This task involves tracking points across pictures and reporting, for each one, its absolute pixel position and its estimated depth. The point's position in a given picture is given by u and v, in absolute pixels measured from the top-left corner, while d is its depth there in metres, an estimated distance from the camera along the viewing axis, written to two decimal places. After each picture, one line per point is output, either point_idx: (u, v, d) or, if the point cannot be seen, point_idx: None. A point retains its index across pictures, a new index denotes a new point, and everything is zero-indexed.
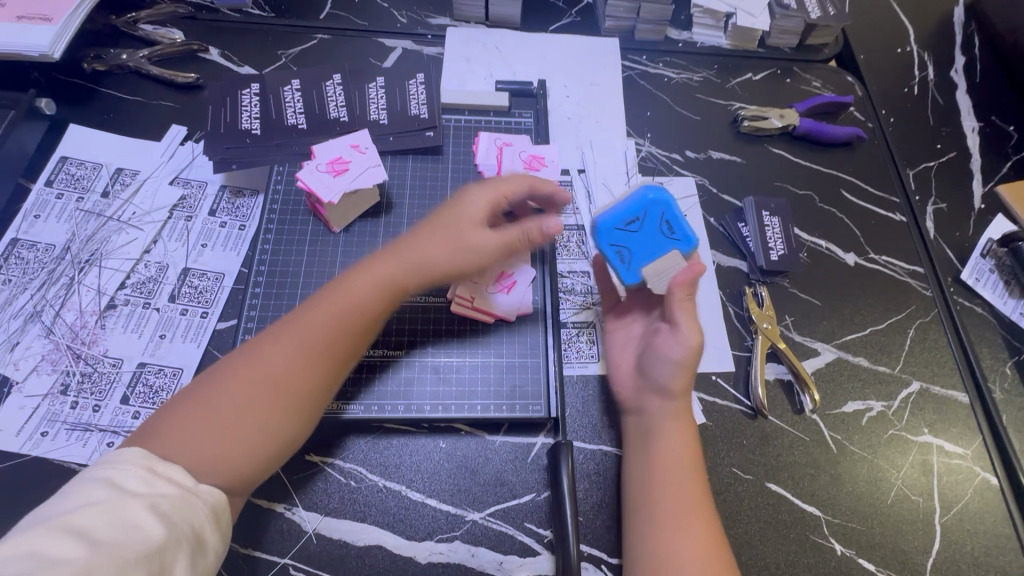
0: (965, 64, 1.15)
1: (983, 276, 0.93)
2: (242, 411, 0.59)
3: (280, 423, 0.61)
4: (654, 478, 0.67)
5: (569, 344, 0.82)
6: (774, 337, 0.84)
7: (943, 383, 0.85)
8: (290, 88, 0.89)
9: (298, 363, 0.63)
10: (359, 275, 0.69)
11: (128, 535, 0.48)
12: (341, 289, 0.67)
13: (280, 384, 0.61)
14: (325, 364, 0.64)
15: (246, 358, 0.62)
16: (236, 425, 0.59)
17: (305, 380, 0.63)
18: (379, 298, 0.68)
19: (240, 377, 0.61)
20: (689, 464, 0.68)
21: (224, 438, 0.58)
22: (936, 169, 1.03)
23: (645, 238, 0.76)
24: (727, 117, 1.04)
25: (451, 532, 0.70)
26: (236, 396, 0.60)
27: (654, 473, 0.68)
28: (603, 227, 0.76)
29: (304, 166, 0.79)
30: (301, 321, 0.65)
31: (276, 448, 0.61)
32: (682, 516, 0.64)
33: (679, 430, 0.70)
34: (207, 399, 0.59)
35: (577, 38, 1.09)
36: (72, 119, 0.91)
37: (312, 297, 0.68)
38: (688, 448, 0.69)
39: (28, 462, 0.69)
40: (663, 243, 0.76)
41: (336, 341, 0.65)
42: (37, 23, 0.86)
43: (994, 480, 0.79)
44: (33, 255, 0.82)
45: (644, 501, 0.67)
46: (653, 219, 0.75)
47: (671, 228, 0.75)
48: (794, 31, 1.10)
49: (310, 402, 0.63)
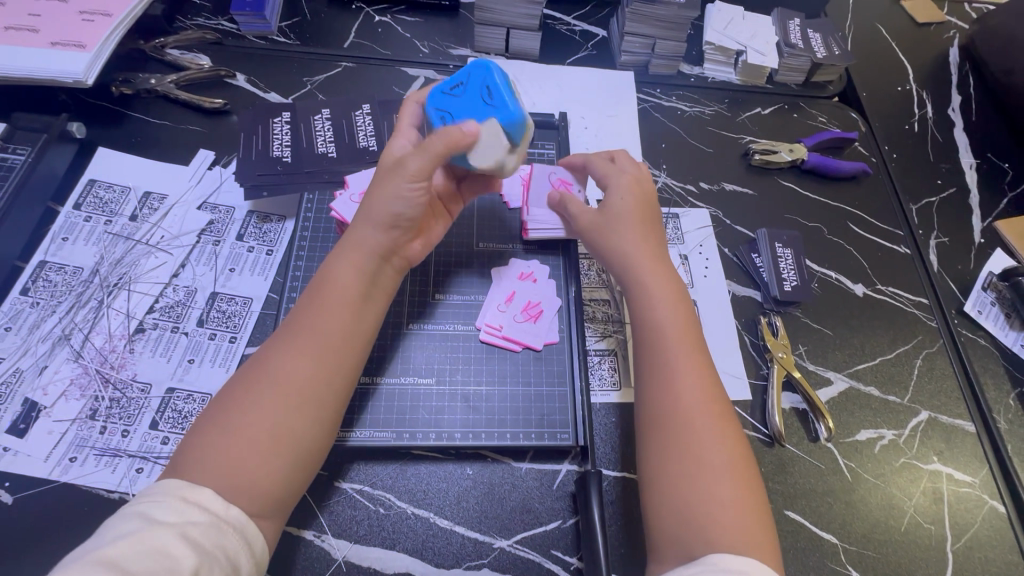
0: (961, 104, 1.20)
1: (985, 309, 0.97)
2: (252, 419, 0.61)
3: (299, 427, 0.63)
4: (649, 327, 0.71)
5: (592, 371, 0.84)
6: (789, 366, 0.86)
7: (950, 412, 0.88)
8: (321, 118, 0.93)
9: (296, 361, 0.65)
10: (340, 258, 0.71)
11: (160, 563, 0.49)
12: (330, 280, 0.70)
13: (281, 386, 0.63)
14: (326, 358, 0.66)
15: (255, 371, 0.64)
16: (247, 432, 0.60)
17: (304, 377, 0.64)
18: (350, 263, 0.71)
19: (254, 390, 0.63)
20: (677, 310, 0.72)
21: (247, 452, 0.59)
22: (938, 204, 1.07)
23: (467, 101, 0.73)
24: (739, 150, 1.08)
25: (479, 560, 0.71)
26: (244, 405, 0.62)
27: (647, 323, 0.72)
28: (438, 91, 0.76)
29: (339, 197, 0.84)
30: (299, 321, 0.68)
31: (294, 454, 0.62)
32: (680, 357, 0.68)
33: (665, 274, 0.75)
34: (222, 418, 0.61)
35: (593, 70, 1.13)
36: (101, 143, 0.93)
37: (304, 294, 0.71)
38: (675, 290, 0.74)
39: (56, 489, 0.69)
40: (481, 107, 0.72)
41: (331, 329, 0.67)
42: (72, 50, 0.87)
43: (1001, 507, 0.82)
44: (60, 278, 0.82)
45: (644, 349, 0.71)
46: (477, 83, 0.73)
47: (492, 96, 0.72)
48: (801, 68, 1.15)
49: (316, 394, 0.64)
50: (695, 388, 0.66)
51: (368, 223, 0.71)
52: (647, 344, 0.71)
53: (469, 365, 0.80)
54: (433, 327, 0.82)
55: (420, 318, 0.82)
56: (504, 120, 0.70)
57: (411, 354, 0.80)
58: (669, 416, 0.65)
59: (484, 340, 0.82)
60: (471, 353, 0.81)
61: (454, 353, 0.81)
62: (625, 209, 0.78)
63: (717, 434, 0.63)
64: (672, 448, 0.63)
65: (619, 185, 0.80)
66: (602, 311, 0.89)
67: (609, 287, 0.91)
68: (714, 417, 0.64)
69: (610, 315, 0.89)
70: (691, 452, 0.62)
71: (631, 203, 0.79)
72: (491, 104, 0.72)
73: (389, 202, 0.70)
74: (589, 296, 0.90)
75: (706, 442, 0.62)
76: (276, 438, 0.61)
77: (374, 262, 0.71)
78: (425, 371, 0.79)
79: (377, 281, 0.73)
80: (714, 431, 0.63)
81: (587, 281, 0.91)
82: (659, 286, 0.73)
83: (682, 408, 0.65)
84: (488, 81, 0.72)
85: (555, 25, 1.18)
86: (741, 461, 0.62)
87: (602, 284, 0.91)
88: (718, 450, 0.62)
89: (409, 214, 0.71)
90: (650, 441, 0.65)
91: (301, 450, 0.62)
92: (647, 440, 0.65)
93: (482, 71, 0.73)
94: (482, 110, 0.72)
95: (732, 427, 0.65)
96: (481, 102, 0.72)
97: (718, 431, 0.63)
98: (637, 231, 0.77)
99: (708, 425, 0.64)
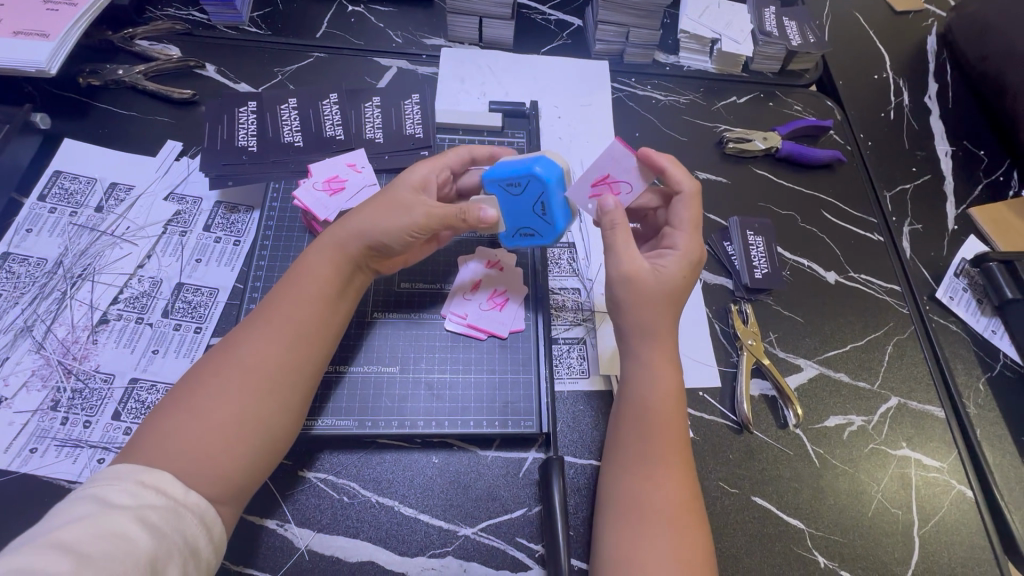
0: (938, 91, 1.20)
1: (957, 295, 0.97)
2: (218, 404, 0.59)
3: (267, 411, 0.61)
4: (635, 419, 0.68)
5: (559, 360, 0.84)
6: (759, 353, 0.86)
7: (920, 398, 0.88)
8: (287, 107, 0.92)
9: (266, 346, 0.64)
10: (302, 296, 0.68)
11: (116, 545, 0.48)
12: (306, 275, 0.69)
13: (250, 370, 0.62)
14: (298, 345, 0.65)
15: (223, 355, 0.63)
16: (213, 415, 0.59)
17: (272, 360, 0.63)
18: (329, 262, 0.70)
19: (223, 375, 0.61)
20: (669, 407, 0.68)
21: (212, 437, 0.58)
22: (912, 191, 1.07)
23: (524, 207, 0.73)
24: (713, 139, 1.08)
25: (443, 548, 0.71)
26: (211, 391, 0.60)
27: (632, 413, 0.68)
28: (547, 180, 0.70)
29: (301, 184, 0.83)
30: (272, 307, 0.67)
31: (259, 438, 0.61)
32: (659, 442, 0.66)
33: (663, 372, 0.69)
34: (184, 402, 0.59)
35: (567, 60, 1.12)
36: (67, 134, 0.92)
37: (279, 283, 0.71)
38: (673, 392, 0.69)
39: (15, 479, 0.69)
40: (517, 224, 0.75)
41: (303, 319, 0.67)
42: (35, 39, 0.86)
43: (969, 492, 0.82)
44: (24, 269, 0.82)
45: (621, 419, 0.69)
46: (541, 223, 0.74)
47: (519, 238, 0.76)
48: (776, 57, 1.14)
49: (283, 378, 0.63)
50: (659, 467, 0.64)
51: (352, 232, 0.71)
52: (633, 434, 0.67)
53: (434, 353, 0.80)
54: (398, 315, 0.82)
55: (385, 307, 0.82)
56: (503, 239, 0.77)
57: (375, 343, 0.80)
58: (630, 513, 0.62)
59: (450, 329, 0.81)
60: (436, 340, 0.81)
61: (419, 342, 0.81)
62: (675, 289, 0.70)
63: (672, 544, 0.59)
64: (626, 547, 0.60)
65: (682, 253, 0.71)
66: (571, 300, 0.88)
67: (578, 276, 0.90)
68: (676, 497, 0.62)
69: (579, 304, 0.88)
70: (639, 554, 0.59)
71: (674, 286, 0.70)
72: (517, 231, 0.76)
73: (380, 231, 0.71)
74: (558, 286, 0.89)
75: (653, 553, 0.59)
76: (240, 423, 0.59)
77: (348, 270, 0.71)
78: (389, 360, 0.79)
79: (349, 284, 0.72)
80: (671, 542, 0.59)
81: (555, 270, 0.91)
82: (647, 364, 0.70)
83: (641, 484, 0.63)
84: (540, 232, 0.75)
85: (530, 14, 1.18)
86: (692, 539, 0.61)
87: (570, 274, 0.90)
88: (668, 562, 0.58)
89: (395, 250, 0.73)
90: (608, 533, 0.63)
91: (267, 437, 0.61)
92: (604, 528, 0.64)
93: (549, 228, 0.74)
94: (513, 222, 0.75)
95: (698, 543, 0.61)
96: (518, 227, 0.75)
97: (677, 541, 0.60)
98: (664, 316, 0.70)
99: (666, 533, 0.60)
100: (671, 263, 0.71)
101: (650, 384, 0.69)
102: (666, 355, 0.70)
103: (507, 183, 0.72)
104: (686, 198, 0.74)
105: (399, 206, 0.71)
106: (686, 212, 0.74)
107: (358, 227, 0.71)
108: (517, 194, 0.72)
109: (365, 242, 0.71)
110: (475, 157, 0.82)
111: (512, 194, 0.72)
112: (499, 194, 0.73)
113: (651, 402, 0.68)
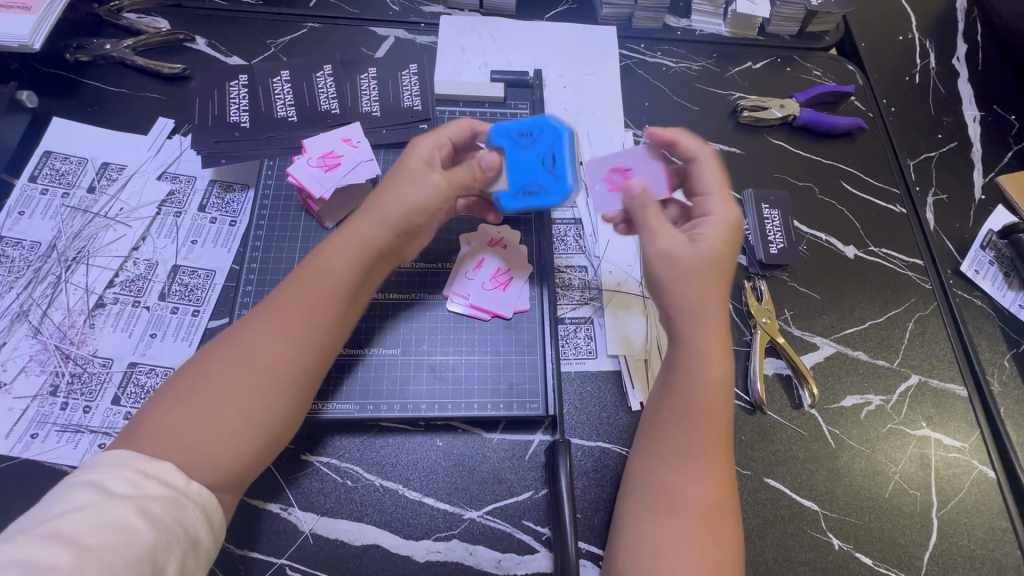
0: (968, 51, 1.12)
1: (982, 268, 0.93)
2: (222, 395, 0.56)
3: (272, 406, 0.58)
4: (674, 409, 0.64)
5: (567, 339, 0.81)
6: (773, 332, 0.83)
7: (942, 376, 0.85)
8: (279, 80, 0.88)
9: (276, 337, 0.60)
10: (313, 284, 0.63)
11: (114, 536, 0.46)
12: (322, 260, 0.64)
13: (259, 362, 0.58)
14: (308, 337, 0.61)
15: (229, 345, 0.59)
16: (214, 408, 0.55)
17: (280, 351, 0.59)
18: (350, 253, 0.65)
19: (225, 364, 0.58)
20: (710, 399, 0.63)
21: (212, 429, 0.55)
22: (937, 159, 1.02)
23: (534, 157, 0.75)
24: (727, 107, 1.02)
25: (449, 531, 0.70)
26: (214, 380, 0.57)
27: (670, 403, 0.64)
28: (557, 134, 0.75)
29: (294, 160, 0.79)
30: (283, 294, 0.63)
31: (263, 433, 0.57)
32: (692, 435, 0.62)
33: (705, 360, 0.64)
34: (187, 391, 0.56)
35: (573, 26, 1.06)
36: (55, 112, 0.89)
37: (294, 272, 0.65)
38: (718, 383, 0.63)
39: (17, 465, 0.68)
40: (523, 177, 0.74)
41: (317, 311, 0.62)
42: (15, 12, 0.82)
43: (991, 473, 0.79)
44: (17, 253, 0.80)
45: (661, 407, 0.65)
46: (548, 177, 0.74)
47: (521, 196, 0.74)
48: (795, 18, 1.07)
49: (293, 370, 0.59)
50: (690, 459, 0.61)
51: (371, 218, 0.66)
52: (667, 422, 0.63)
53: (435, 335, 0.78)
54: (400, 296, 0.79)
55: (385, 287, 0.79)
56: (502, 201, 0.74)
57: (374, 325, 0.77)
58: (656, 504, 0.60)
59: (452, 309, 0.79)
60: (439, 320, 0.79)
61: (421, 324, 0.78)
62: (716, 263, 0.66)
63: (698, 537, 0.57)
64: (649, 539, 0.58)
65: (718, 218, 0.68)
66: (578, 278, 0.85)
67: (586, 253, 0.87)
68: (704, 490, 0.59)
69: (586, 283, 0.85)
70: (663, 547, 0.57)
71: (709, 259, 0.66)
72: (519, 190, 0.74)
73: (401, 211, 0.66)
74: (565, 263, 0.86)
75: (678, 547, 0.56)
76: (244, 415, 0.56)
77: (374, 261, 0.66)
78: (389, 342, 0.77)
79: (372, 271, 0.67)
80: (695, 538, 0.57)
81: (562, 247, 0.87)
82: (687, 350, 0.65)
83: (668, 476, 0.61)
84: (545, 190, 0.74)
85: None
86: (718, 532, 0.58)
87: (577, 251, 0.87)
88: (691, 559, 0.56)
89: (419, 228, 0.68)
90: (631, 523, 0.60)
91: (267, 428, 0.58)
92: (627, 517, 0.61)
93: (554, 181, 0.74)
94: (519, 178, 0.74)
95: (725, 540, 0.58)
96: (524, 180, 0.74)
97: (700, 537, 0.57)
98: (705, 288, 0.65)
99: (689, 528, 0.57)
100: (708, 231, 0.67)
101: (690, 373, 0.64)
102: (711, 340, 0.65)
103: (519, 133, 0.75)
104: (703, 163, 0.72)
105: (416, 180, 0.67)
106: (710, 177, 0.71)
107: (379, 211, 0.66)
108: (527, 144, 0.75)
109: (391, 228, 0.66)
110: (477, 131, 0.76)
111: (520, 145, 0.75)
112: (506, 146, 0.75)
113: (691, 393, 0.63)
